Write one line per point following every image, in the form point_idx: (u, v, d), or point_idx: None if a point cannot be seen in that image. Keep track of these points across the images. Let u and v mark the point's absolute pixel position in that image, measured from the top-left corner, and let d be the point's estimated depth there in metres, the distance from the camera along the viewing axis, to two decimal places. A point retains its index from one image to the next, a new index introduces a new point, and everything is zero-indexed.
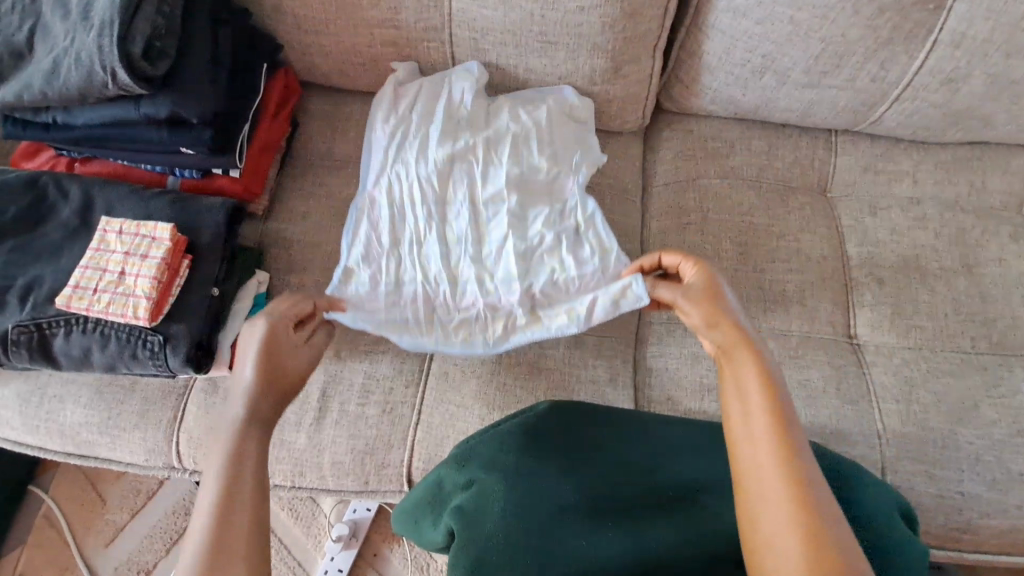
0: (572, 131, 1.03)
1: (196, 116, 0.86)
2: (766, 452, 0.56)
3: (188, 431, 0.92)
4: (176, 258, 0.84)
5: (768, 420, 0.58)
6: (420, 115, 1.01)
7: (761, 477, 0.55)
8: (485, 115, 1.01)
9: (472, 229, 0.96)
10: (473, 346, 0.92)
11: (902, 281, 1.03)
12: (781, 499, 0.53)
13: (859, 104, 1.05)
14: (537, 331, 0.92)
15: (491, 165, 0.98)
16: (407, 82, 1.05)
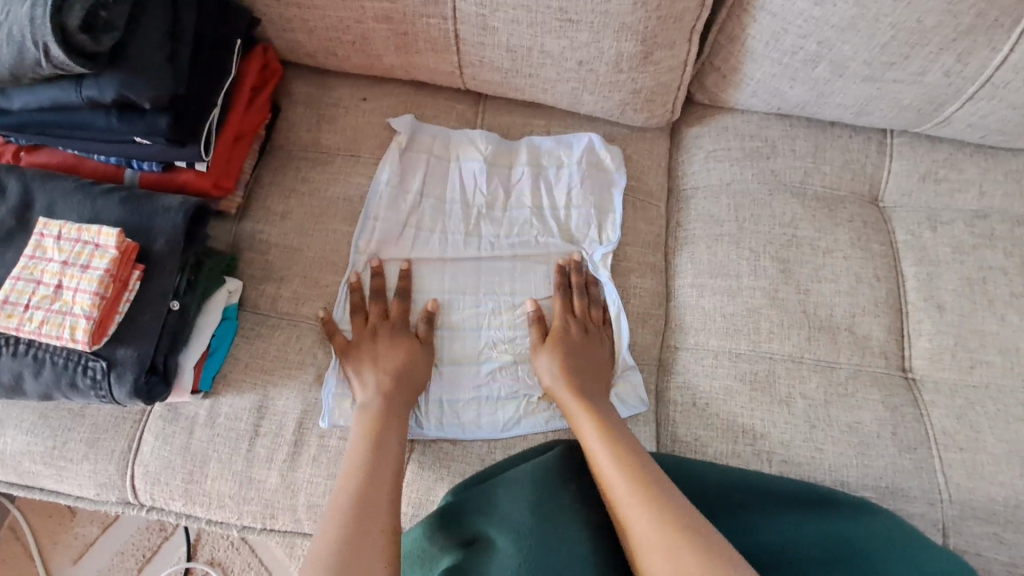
0: (602, 190, 0.97)
1: (148, 100, 0.73)
2: (630, 482, 0.69)
3: (144, 465, 0.80)
4: (124, 269, 0.72)
5: (615, 458, 0.72)
6: (436, 181, 0.95)
7: (654, 547, 0.63)
8: (508, 184, 0.96)
9: (500, 303, 0.88)
10: (483, 429, 0.83)
11: (968, 308, 0.89)
12: (656, 522, 0.64)
13: (925, 101, 0.90)
14: (552, 418, 0.84)
15: (522, 238, 0.92)
16: (420, 137, 0.97)
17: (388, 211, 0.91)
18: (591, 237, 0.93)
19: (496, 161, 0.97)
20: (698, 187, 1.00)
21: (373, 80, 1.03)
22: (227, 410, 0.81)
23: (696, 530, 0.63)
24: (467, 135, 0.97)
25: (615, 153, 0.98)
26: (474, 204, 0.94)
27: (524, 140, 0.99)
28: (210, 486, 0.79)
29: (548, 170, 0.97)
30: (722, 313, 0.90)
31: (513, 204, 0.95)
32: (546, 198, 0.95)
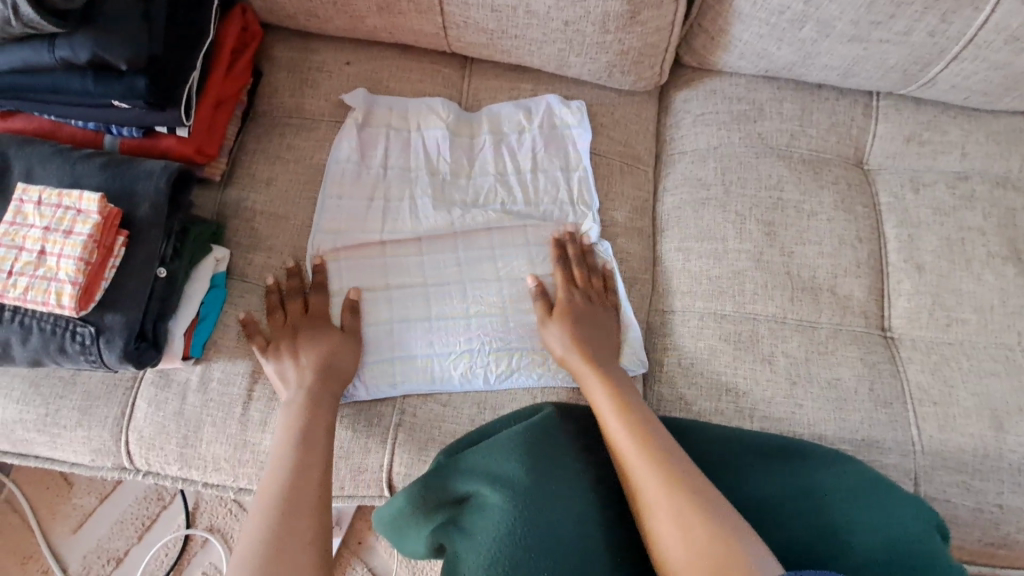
0: (567, 153, 0.97)
1: (124, 62, 0.72)
2: (630, 445, 0.71)
3: (138, 431, 0.81)
4: (108, 235, 0.72)
5: (619, 418, 0.74)
6: (396, 153, 0.94)
7: (666, 522, 0.64)
8: (471, 153, 0.96)
9: (480, 262, 0.90)
10: (477, 380, 0.85)
11: (946, 268, 0.91)
12: (655, 481, 0.67)
13: (911, 62, 0.91)
14: (544, 374, 0.86)
15: (488, 205, 0.92)
16: (375, 109, 0.96)
17: (351, 184, 0.91)
18: (561, 199, 0.94)
19: (458, 131, 0.96)
20: (686, 152, 1.01)
21: (355, 42, 1.01)
22: (219, 375, 0.82)
23: (693, 486, 0.66)
24: (426, 104, 0.97)
25: (582, 112, 0.98)
26: (437, 172, 0.94)
27: (484, 109, 0.99)
28: (205, 450, 0.80)
29: (509, 136, 0.97)
30: (707, 277, 0.91)
31: (477, 170, 0.94)
32: (509, 163, 0.95)
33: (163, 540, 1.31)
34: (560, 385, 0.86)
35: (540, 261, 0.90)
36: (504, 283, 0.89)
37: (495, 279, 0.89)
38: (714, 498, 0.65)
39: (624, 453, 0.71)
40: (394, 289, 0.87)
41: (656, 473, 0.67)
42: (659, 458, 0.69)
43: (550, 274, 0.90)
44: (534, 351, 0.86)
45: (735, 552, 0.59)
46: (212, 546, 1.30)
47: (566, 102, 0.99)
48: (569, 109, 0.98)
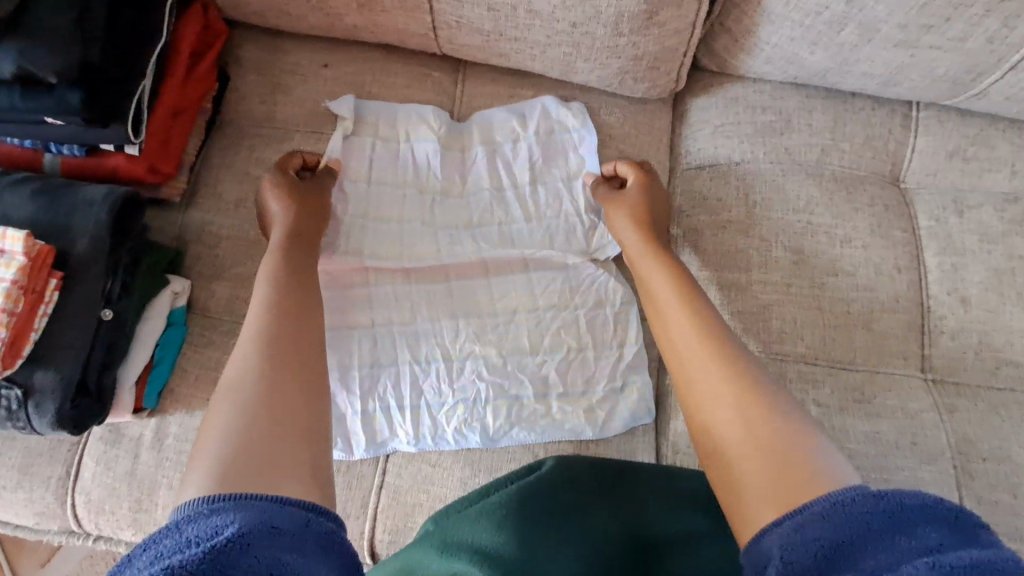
0: (572, 163, 0.88)
1: (53, 75, 0.61)
2: (703, 358, 0.63)
3: (85, 493, 0.71)
4: (39, 278, 0.61)
5: (686, 319, 0.67)
6: (378, 170, 0.84)
7: (725, 412, 0.58)
8: (463, 168, 0.86)
9: (472, 293, 0.80)
10: (472, 437, 0.75)
11: (994, 303, 0.82)
12: (724, 387, 0.60)
13: (962, 71, 0.80)
14: (548, 428, 0.76)
15: (484, 225, 0.83)
16: (355, 118, 0.86)
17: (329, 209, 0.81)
18: (566, 215, 0.85)
19: (448, 140, 0.86)
20: (704, 167, 0.90)
21: (334, 42, 0.90)
22: (175, 430, 0.72)
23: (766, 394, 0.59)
24: (413, 114, 0.87)
25: (587, 118, 0.88)
26: (423, 188, 0.84)
27: (478, 114, 0.89)
28: (161, 516, 0.71)
29: (505, 146, 0.87)
30: (729, 311, 0.82)
31: (471, 186, 0.85)
32: (506, 177, 0.86)
33: None
34: (564, 437, 0.76)
35: (540, 292, 0.81)
36: (500, 320, 0.79)
37: (490, 315, 0.79)
38: (775, 395, 0.59)
39: (678, 347, 0.66)
40: (377, 330, 0.78)
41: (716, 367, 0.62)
42: (721, 352, 0.63)
43: (552, 306, 0.80)
44: (534, 397, 0.77)
45: (802, 446, 0.54)
46: None
47: (567, 105, 0.89)
48: (571, 113, 0.89)
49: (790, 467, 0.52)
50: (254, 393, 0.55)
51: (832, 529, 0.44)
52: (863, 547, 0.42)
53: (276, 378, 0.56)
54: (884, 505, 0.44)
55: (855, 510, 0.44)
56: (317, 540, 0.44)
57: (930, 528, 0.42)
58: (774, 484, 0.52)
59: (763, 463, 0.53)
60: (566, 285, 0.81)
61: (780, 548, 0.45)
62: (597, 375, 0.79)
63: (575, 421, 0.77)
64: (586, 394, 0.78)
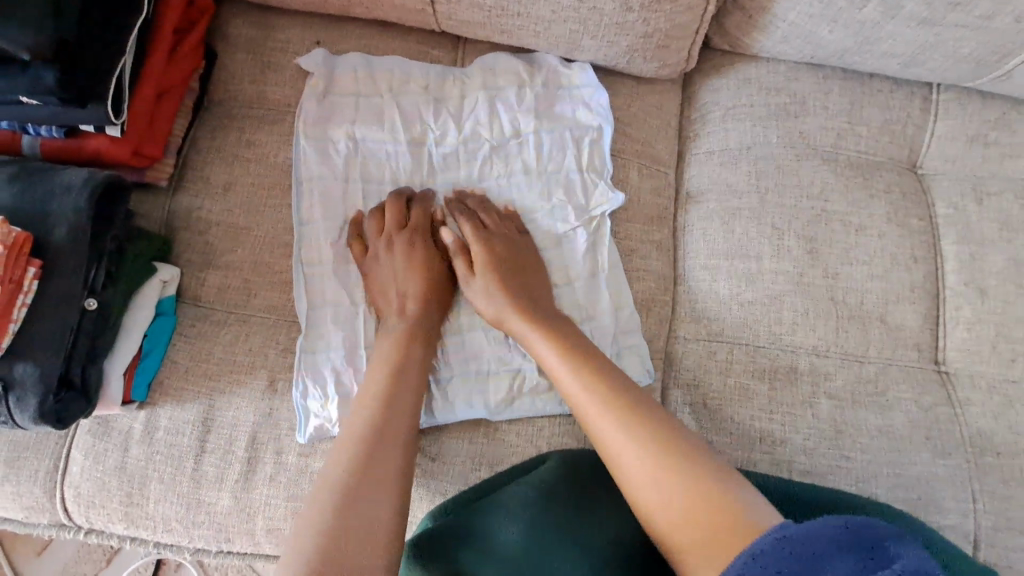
0: (575, 113, 0.84)
1: (25, 52, 0.56)
2: (604, 417, 0.64)
3: (74, 487, 0.69)
4: (16, 267, 0.58)
5: (574, 375, 0.67)
6: (366, 129, 0.80)
7: (644, 473, 0.59)
8: (459, 117, 0.82)
9: (473, 266, 0.78)
10: (474, 409, 0.73)
11: (1013, 294, 0.79)
12: (631, 448, 0.61)
13: (989, 51, 0.76)
14: (547, 402, 0.74)
15: (483, 181, 0.82)
16: (337, 75, 0.81)
17: (318, 180, 0.78)
18: (567, 167, 0.82)
19: (442, 94, 0.83)
20: (713, 151, 0.87)
21: (327, 17, 0.85)
22: (167, 422, 0.69)
23: (668, 440, 0.61)
24: (400, 71, 0.82)
25: (588, 69, 0.84)
26: (418, 143, 0.81)
27: (476, 63, 0.85)
28: (153, 509, 0.69)
29: (507, 93, 0.83)
30: (738, 301, 0.79)
31: (468, 136, 0.82)
32: (509, 131, 0.82)
33: (133, 566, 1.21)
34: (567, 410, 0.74)
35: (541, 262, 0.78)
36: (501, 297, 0.77)
37: (493, 284, 0.77)
38: (685, 438, 0.61)
39: (586, 413, 0.65)
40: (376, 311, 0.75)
41: (625, 429, 0.62)
42: (625, 410, 0.64)
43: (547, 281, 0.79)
44: (536, 372, 0.75)
45: (721, 494, 0.55)
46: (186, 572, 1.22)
47: (567, 63, 0.85)
48: (572, 71, 0.85)
49: (722, 519, 0.54)
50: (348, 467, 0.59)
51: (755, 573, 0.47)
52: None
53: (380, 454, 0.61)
54: (788, 543, 0.48)
55: (773, 554, 0.48)
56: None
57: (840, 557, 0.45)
58: (715, 540, 0.53)
59: (697, 526, 0.54)
60: None
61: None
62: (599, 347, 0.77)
63: None
64: None
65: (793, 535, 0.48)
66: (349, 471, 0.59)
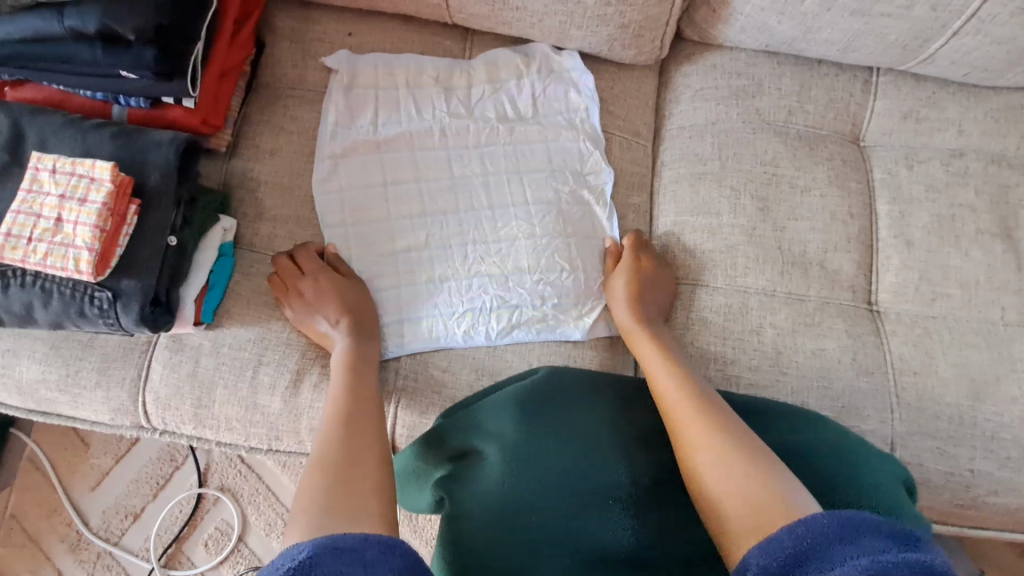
0: (567, 93, 1.00)
1: (132, 33, 0.74)
2: (684, 408, 0.73)
3: (154, 391, 0.86)
4: (121, 203, 0.75)
5: (669, 373, 0.78)
6: (386, 111, 0.96)
7: (708, 460, 0.67)
8: (468, 102, 0.98)
9: (480, 219, 0.93)
10: (477, 337, 0.89)
11: (935, 244, 0.93)
12: (703, 437, 0.69)
13: (911, 37, 0.92)
14: (543, 328, 0.90)
15: (490, 149, 0.96)
16: (360, 71, 0.97)
17: (342, 148, 0.94)
18: (563, 139, 0.97)
19: (452, 83, 0.98)
20: (684, 127, 1.02)
21: (357, 12, 1.01)
22: (230, 339, 0.86)
23: (735, 437, 0.68)
24: (416, 64, 0.98)
25: (576, 56, 1.00)
26: (434, 120, 0.96)
27: (481, 56, 1.00)
28: (219, 410, 0.85)
29: (508, 83, 0.99)
30: (700, 249, 0.94)
31: (477, 116, 0.97)
32: (510, 111, 0.98)
33: (178, 498, 1.36)
34: (555, 338, 0.90)
35: (537, 220, 0.93)
36: (501, 247, 0.92)
37: (497, 233, 0.92)
38: (750, 439, 0.68)
39: (667, 400, 0.75)
40: (398, 258, 0.91)
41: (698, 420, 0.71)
42: (704, 408, 0.72)
43: (548, 234, 0.92)
44: (532, 309, 0.90)
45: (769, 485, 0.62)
46: (223, 504, 1.36)
47: (559, 51, 1.01)
48: (563, 56, 1.00)
49: (763, 505, 0.60)
50: (325, 462, 0.68)
51: (795, 540, 0.54)
52: (822, 554, 0.52)
53: (350, 449, 0.70)
54: (838, 520, 0.53)
55: (817, 526, 0.54)
56: (377, 547, 0.55)
57: (875, 539, 0.51)
58: (748, 519, 0.60)
59: (742, 509, 0.61)
60: (561, 216, 0.93)
61: (758, 557, 0.54)
62: (585, 290, 0.92)
63: (565, 326, 0.90)
64: (575, 305, 0.91)
65: (845, 517, 0.54)
66: (323, 464, 0.68)
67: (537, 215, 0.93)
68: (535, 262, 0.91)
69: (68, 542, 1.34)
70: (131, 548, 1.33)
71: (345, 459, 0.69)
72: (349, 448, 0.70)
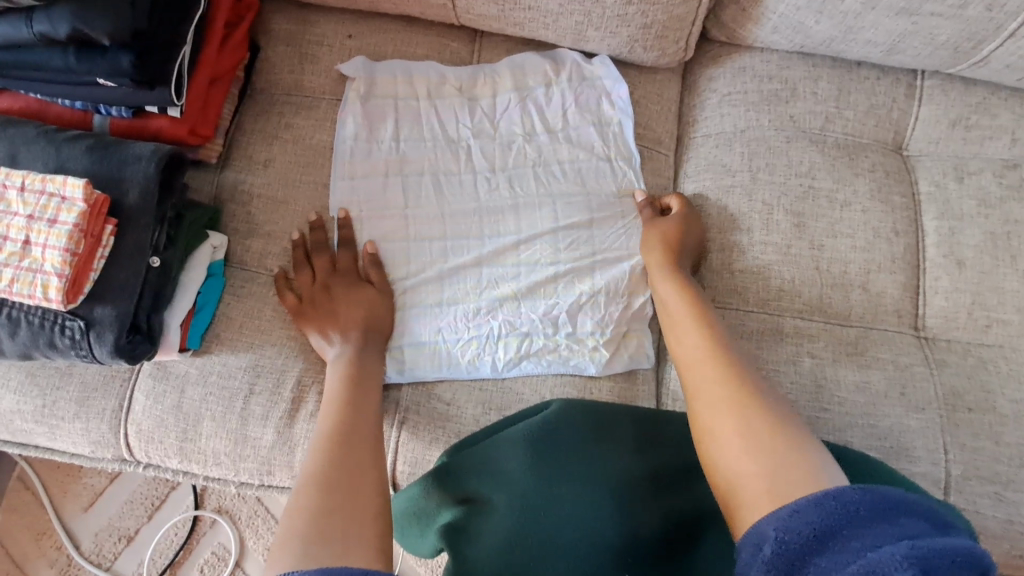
0: (600, 104, 0.93)
1: (106, 37, 0.66)
2: (708, 369, 0.65)
3: (137, 423, 0.79)
4: (96, 224, 0.69)
5: (696, 333, 0.70)
6: (407, 124, 0.89)
7: (727, 424, 0.58)
8: (492, 114, 0.91)
9: (503, 241, 0.85)
10: (482, 367, 0.81)
11: (989, 265, 0.84)
12: (727, 401, 0.60)
13: (964, 38, 0.83)
14: (553, 361, 0.82)
15: (518, 169, 0.89)
16: (379, 79, 0.91)
17: (362, 165, 0.87)
18: (596, 156, 0.90)
19: (475, 93, 0.92)
20: (710, 135, 0.94)
21: (357, 13, 0.95)
22: (218, 367, 0.79)
23: (762, 404, 0.59)
24: (431, 71, 0.92)
25: (610, 64, 0.93)
26: (460, 138, 0.89)
27: (506, 61, 0.93)
28: (205, 444, 0.78)
29: (536, 91, 0.92)
30: (729, 268, 0.86)
31: (503, 131, 0.90)
32: (538, 122, 0.91)
33: (173, 521, 1.30)
34: (568, 372, 0.82)
35: (566, 242, 0.85)
36: (514, 269, 0.84)
37: (516, 251, 0.85)
38: (780, 409, 0.59)
39: (688, 359, 0.68)
40: (410, 280, 0.83)
41: (727, 388, 0.62)
42: (732, 371, 0.63)
43: (573, 260, 0.85)
44: (545, 338, 0.83)
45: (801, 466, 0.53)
46: (221, 527, 1.30)
47: (590, 59, 0.94)
48: (594, 65, 0.94)
49: (790, 482, 0.51)
50: (326, 475, 0.60)
51: (821, 514, 0.46)
52: (850, 533, 0.44)
53: (343, 467, 0.62)
54: (870, 496, 0.45)
55: (844, 498, 0.46)
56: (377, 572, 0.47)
57: (909, 520, 0.44)
58: (767, 494, 0.51)
59: (760, 476, 0.53)
60: (590, 240, 0.86)
61: (776, 528, 0.46)
62: (607, 322, 0.84)
63: (579, 359, 0.82)
64: (592, 335, 0.83)
65: (877, 493, 0.46)
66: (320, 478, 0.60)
67: (560, 236, 0.86)
68: (549, 283, 0.84)
69: (58, 566, 1.28)
70: (123, 573, 1.27)
71: (347, 474, 0.61)
72: (355, 463, 0.63)
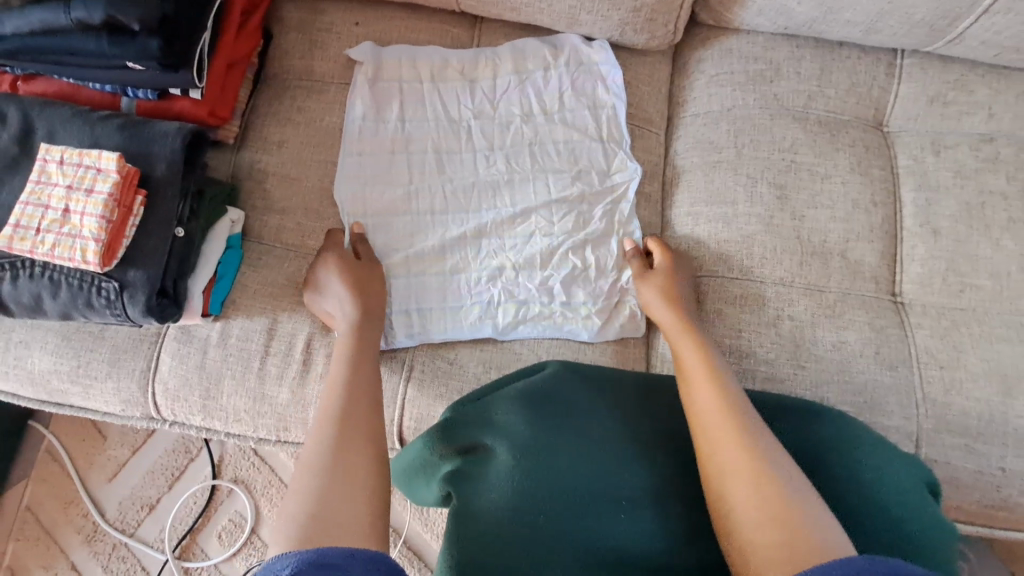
0: (595, 89, 0.98)
1: (137, 23, 0.73)
2: (716, 420, 0.65)
3: (163, 383, 0.86)
4: (127, 195, 0.75)
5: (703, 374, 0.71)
6: (412, 106, 0.95)
7: (739, 483, 0.59)
8: (492, 95, 0.96)
9: (500, 214, 0.91)
10: (483, 329, 0.87)
11: (964, 233, 0.89)
12: (737, 460, 0.61)
13: (938, 16, 0.88)
14: (549, 326, 0.88)
15: (516, 147, 0.94)
16: (385, 63, 0.96)
17: (370, 143, 0.93)
18: (589, 137, 0.95)
19: (476, 76, 0.97)
20: (699, 114, 0.99)
21: (364, 2, 1.00)
22: (237, 331, 0.85)
23: (770, 461, 0.60)
24: (434, 55, 0.97)
25: (607, 48, 0.97)
26: (460, 118, 0.95)
27: (507, 45, 0.98)
28: (226, 401, 0.85)
29: (534, 74, 0.97)
30: (715, 238, 0.91)
31: (502, 112, 0.96)
32: (535, 103, 0.96)
33: (191, 490, 1.37)
34: (563, 336, 0.88)
35: (560, 216, 0.91)
36: (512, 241, 0.90)
37: (514, 224, 0.91)
38: (786, 467, 0.60)
39: (696, 407, 0.68)
40: (414, 248, 0.89)
41: (738, 442, 0.62)
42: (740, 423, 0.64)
43: (566, 233, 0.90)
44: (541, 305, 0.88)
45: (810, 517, 0.55)
46: (237, 496, 1.37)
47: (589, 43, 0.98)
48: (593, 49, 0.98)
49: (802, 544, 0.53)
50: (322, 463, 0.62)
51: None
52: None
53: (339, 451, 0.64)
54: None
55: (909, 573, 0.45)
56: (364, 565, 0.49)
57: None
58: (783, 563, 0.53)
59: (774, 535, 0.55)
60: (582, 215, 0.91)
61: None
62: (599, 292, 0.89)
63: (573, 325, 0.88)
64: (586, 303, 0.89)
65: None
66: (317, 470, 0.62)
67: (553, 210, 0.91)
68: (545, 253, 0.89)
69: (85, 533, 1.36)
70: (146, 539, 1.35)
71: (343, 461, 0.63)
72: (348, 448, 0.65)
